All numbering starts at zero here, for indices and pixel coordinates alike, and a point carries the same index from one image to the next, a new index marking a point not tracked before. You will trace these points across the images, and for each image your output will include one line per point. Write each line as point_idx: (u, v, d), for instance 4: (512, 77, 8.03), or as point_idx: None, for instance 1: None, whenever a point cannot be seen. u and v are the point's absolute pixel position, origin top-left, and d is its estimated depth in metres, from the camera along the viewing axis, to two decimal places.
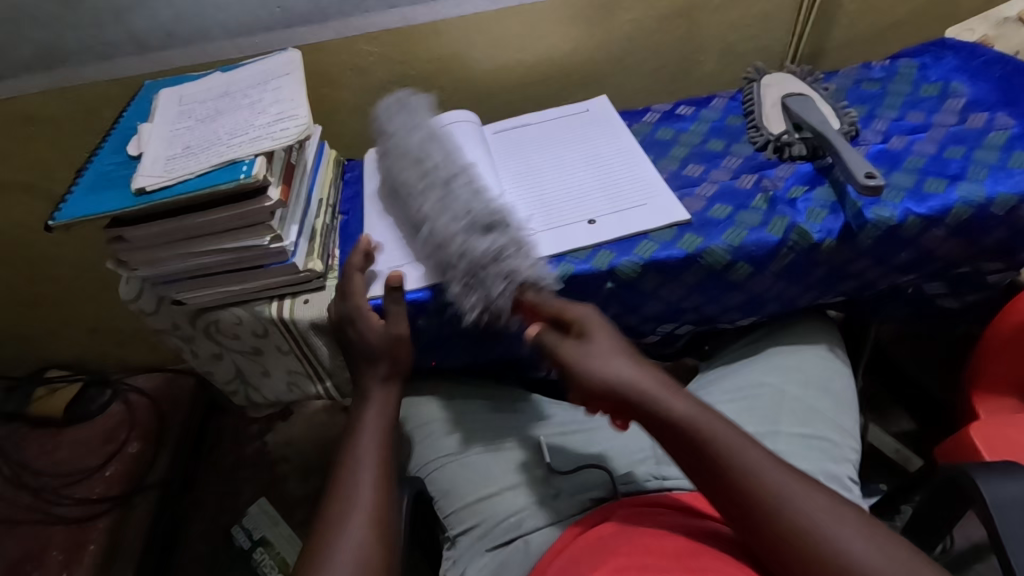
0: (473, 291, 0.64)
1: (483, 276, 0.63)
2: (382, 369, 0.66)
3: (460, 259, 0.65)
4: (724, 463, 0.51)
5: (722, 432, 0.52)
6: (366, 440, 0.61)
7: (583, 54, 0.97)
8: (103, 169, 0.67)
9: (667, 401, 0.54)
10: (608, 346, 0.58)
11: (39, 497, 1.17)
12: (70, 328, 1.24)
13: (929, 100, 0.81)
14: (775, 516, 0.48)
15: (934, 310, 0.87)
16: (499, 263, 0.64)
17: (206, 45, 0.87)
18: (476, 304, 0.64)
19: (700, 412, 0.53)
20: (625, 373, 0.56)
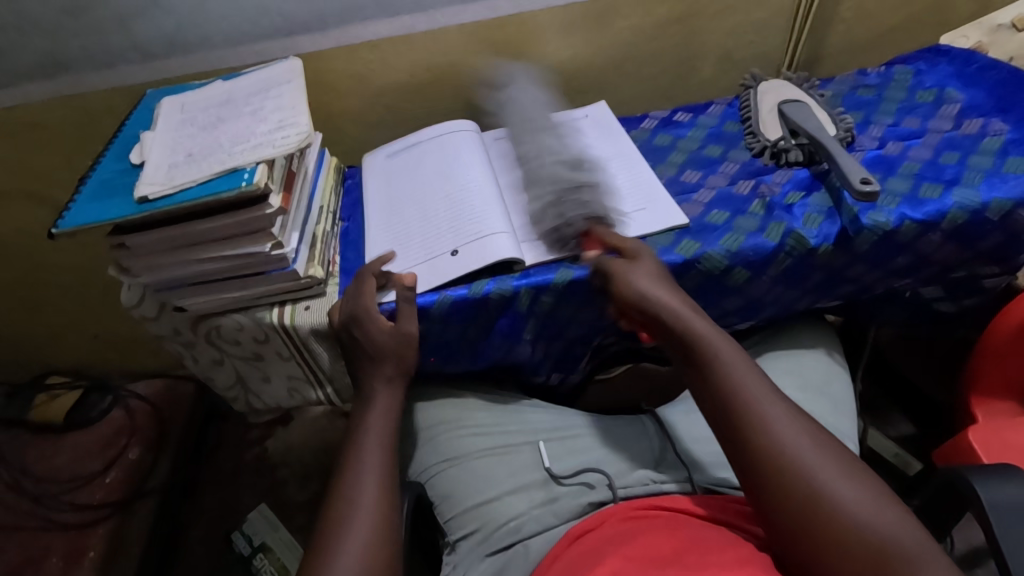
0: (561, 210, 0.72)
1: (569, 202, 0.72)
2: (386, 373, 0.67)
3: (553, 185, 0.75)
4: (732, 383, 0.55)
5: (737, 359, 0.56)
6: (369, 447, 0.62)
7: (581, 61, 0.97)
8: (105, 177, 0.68)
9: (693, 321, 0.59)
10: (654, 272, 0.65)
11: (40, 503, 1.17)
12: (71, 334, 1.25)
13: (924, 106, 0.81)
14: (761, 436, 0.51)
15: (931, 314, 0.87)
16: (580, 194, 0.73)
17: (208, 53, 0.88)
18: (553, 223, 0.71)
19: (720, 335, 0.58)
20: (660, 293, 0.62)
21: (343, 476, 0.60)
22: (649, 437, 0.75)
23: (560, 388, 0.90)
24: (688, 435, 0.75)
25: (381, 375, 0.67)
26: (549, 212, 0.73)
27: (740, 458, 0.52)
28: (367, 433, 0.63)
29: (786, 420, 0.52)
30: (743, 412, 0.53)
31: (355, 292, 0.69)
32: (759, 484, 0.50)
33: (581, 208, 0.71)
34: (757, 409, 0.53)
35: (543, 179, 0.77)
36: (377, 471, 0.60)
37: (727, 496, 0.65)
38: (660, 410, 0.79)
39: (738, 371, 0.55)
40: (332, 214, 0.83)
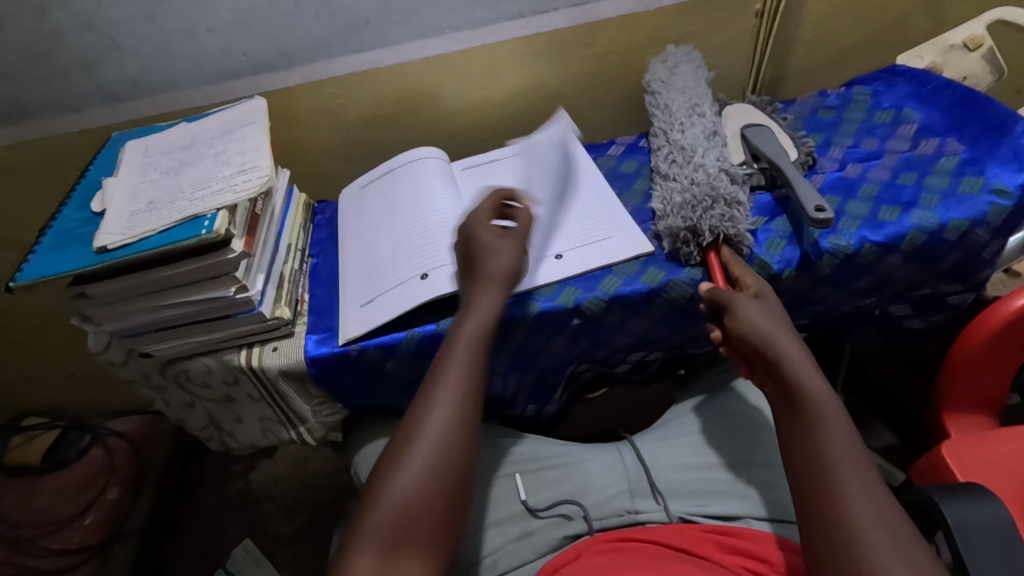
0: (697, 214, 0.71)
1: (706, 211, 0.71)
2: (474, 324, 0.63)
3: (699, 188, 0.73)
4: (830, 451, 0.52)
5: (844, 431, 0.53)
6: (452, 365, 0.61)
7: (549, 88, 0.98)
8: (66, 226, 0.67)
9: (802, 374, 0.57)
10: (776, 316, 0.62)
11: (16, 549, 1.15)
12: (46, 376, 1.23)
13: (882, 126, 0.83)
14: (845, 517, 0.48)
15: (900, 330, 0.88)
16: (727, 208, 0.71)
17: (174, 94, 0.88)
18: (682, 223, 0.71)
19: (831, 397, 0.55)
20: (775, 337, 0.59)
21: (407, 421, 0.58)
22: (625, 464, 0.74)
23: (539, 418, 0.89)
24: (665, 462, 0.74)
25: (478, 319, 0.63)
26: (681, 212, 0.72)
27: (812, 530, 0.50)
28: (445, 376, 0.60)
29: (875, 507, 0.48)
30: (832, 486, 0.50)
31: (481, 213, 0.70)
32: (826, 561, 0.48)
33: (726, 222, 0.70)
34: (849, 484, 0.50)
35: (697, 172, 0.76)
36: (440, 431, 0.57)
37: (700, 525, 0.65)
38: (635, 438, 0.79)
39: (845, 441, 0.53)
40: (301, 251, 0.82)
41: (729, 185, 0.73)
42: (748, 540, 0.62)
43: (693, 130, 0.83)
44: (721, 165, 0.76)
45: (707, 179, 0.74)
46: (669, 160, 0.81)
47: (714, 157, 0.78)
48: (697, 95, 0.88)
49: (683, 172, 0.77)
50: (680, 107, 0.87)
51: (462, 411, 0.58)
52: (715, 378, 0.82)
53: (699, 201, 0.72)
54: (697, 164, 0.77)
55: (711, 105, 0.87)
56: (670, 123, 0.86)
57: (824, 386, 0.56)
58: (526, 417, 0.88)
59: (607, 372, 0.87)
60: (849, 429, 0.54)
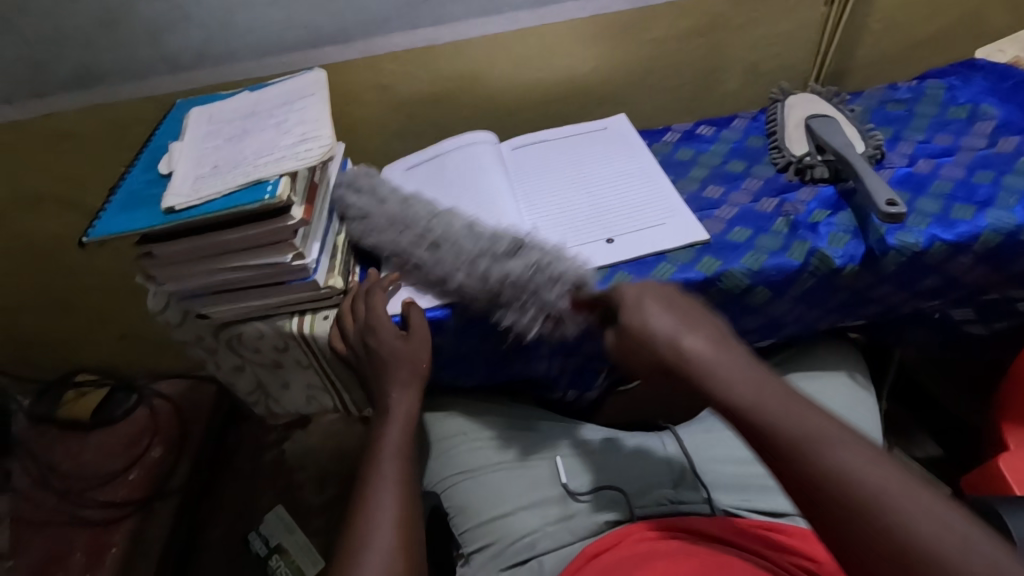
0: (529, 305, 0.63)
1: (535, 293, 0.63)
2: (398, 431, 0.64)
3: (504, 284, 0.64)
4: (782, 428, 0.42)
5: (780, 399, 0.43)
6: (387, 463, 0.61)
7: (604, 72, 0.97)
8: (134, 187, 0.70)
9: (710, 354, 0.47)
10: (660, 299, 0.52)
11: (65, 499, 1.20)
12: (97, 337, 1.27)
13: (957, 122, 0.80)
14: (845, 493, 0.38)
15: (960, 335, 0.85)
16: (541, 274, 0.63)
17: (235, 64, 0.90)
18: (530, 317, 0.63)
19: (747, 374, 0.45)
20: (669, 331, 0.49)
21: (358, 528, 0.56)
22: (669, 455, 0.73)
23: (577, 404, 0.89)
24: (710, 454, 0.73)
25: (398, 427, 0.64)
26: (524, 305, 0.63)
27: (827, 538, 0.39)
28: (383, 481, 0.59)
29: (860, 460, 0.39)
30: (808, 469, 0.40)
31: (381, 303, 0.69)
32: (869, 562, 0.37)
33: (552, 286, 0.62)
34: (822, 453, 0.40)
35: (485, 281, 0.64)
36: (397, 514, 0.57)
37: (747, 520, 0.64)
38: (678, 428, 0.78)
39: (789, 408, 0.42)
40: None
41: (514, 259, 0.64)
42: (792, 535, 0.61)
43: (443, 231, 0.69)
44: (496, 251, 0.66)
45: (492, 270, 0.64)
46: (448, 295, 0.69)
47: (470, 237, 0.68)
48: (376, 223, 0.74)
49: (473, 283, 0.65)
50: (463, 187, 0.79)
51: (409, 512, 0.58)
52: None
53: (521, 295, 0.63)
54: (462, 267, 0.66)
55: (454, 159, 0.83)
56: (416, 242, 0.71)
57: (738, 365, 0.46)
58: (564, 403, 0.88)
59: None
60: (785, 390, 0.45)
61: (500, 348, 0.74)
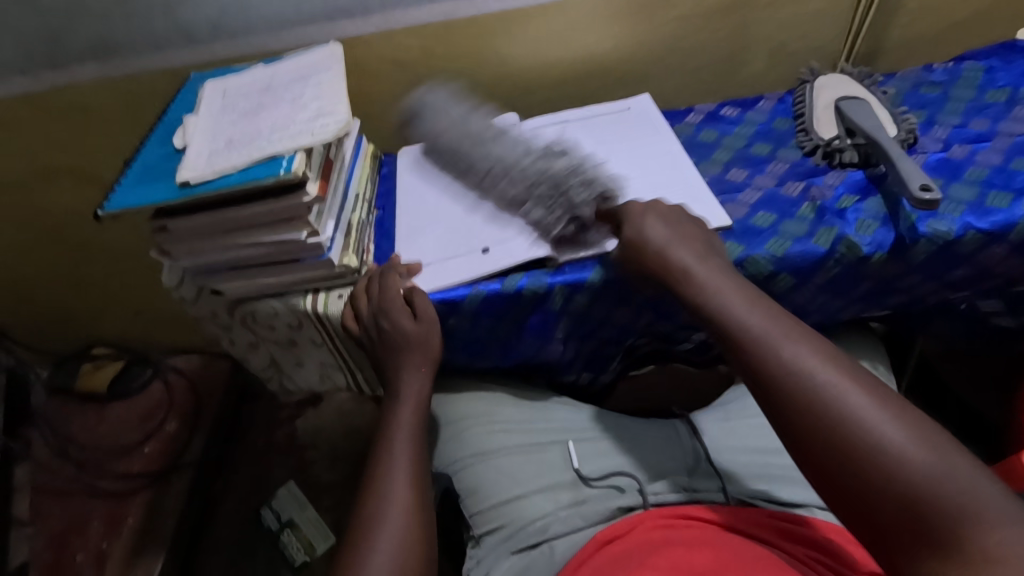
0: (559, 207, 0.68)
1: (568, 192, 0.68)
2: (409, 414, 0.64)
3: (541, 179, 0.70)
4: (745, 320, 0.51)
5: (746, 299, 0.53)
6: (399, 442, 0.61)
7: (625, 51, 0.94)
8: (149, 161, 0.69)
9: (704, 273, 0.56)
10: (665, 214, 0.63)
11: (84, 469, 1.22)
12: (113, 311, 1.28)
13: (995, 106, 0.76)
14: (786, 360, 0.47)
15: (988, 327, 0.82)
16: (573, 180, 0.69)
17: (250, 38, 0.88)
18: (558, 213, 0.68)
19: (715, 280, 0.55)
20: (674, 254, 0.59)
21: (371, 509, 0.55)
22: (683, 443, 0.73)
23: (590, 388, 0.88)
24: (727, 444, 0.72)
25: (410, 409, 0.64)
26: (550, 205, 0.68)
27: (779, 414, 0.46)
28: (394, 462, 0.59)
29: (826, 361, 0.46)
30: (775, 367, 0.47)
31: (391, 285, 0.68)
32: (816, 436, 0.43)
33: (581, 190, 0.68)
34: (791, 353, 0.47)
35: (532, 172, 0.71)
36: (407, 498, 0.56)
37: (762, 510, 0.62)
38: (694, 415, 0.77)
39: (751, 307, 0.52)
40: (368, 202, 0.82)
41: (557, 163, 0.72)
42: (819, 531, 0.60)
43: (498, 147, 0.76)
44: (543, 153, 0.74)
45: (539, 165, 0.72)
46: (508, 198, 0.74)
47: (524, 146, 0.76)
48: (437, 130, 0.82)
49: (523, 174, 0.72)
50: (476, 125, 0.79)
51: (419, 493, 0.58)
52: None
53: (556, 184, 0.69)
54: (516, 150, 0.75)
55: (481, 119, 0.83)
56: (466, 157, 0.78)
57: (711, 270, 0.57)
58: (578, 387, 0.87)
59: (666, 348, 0.85)
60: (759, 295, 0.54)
61: (516, 331, 0.73)
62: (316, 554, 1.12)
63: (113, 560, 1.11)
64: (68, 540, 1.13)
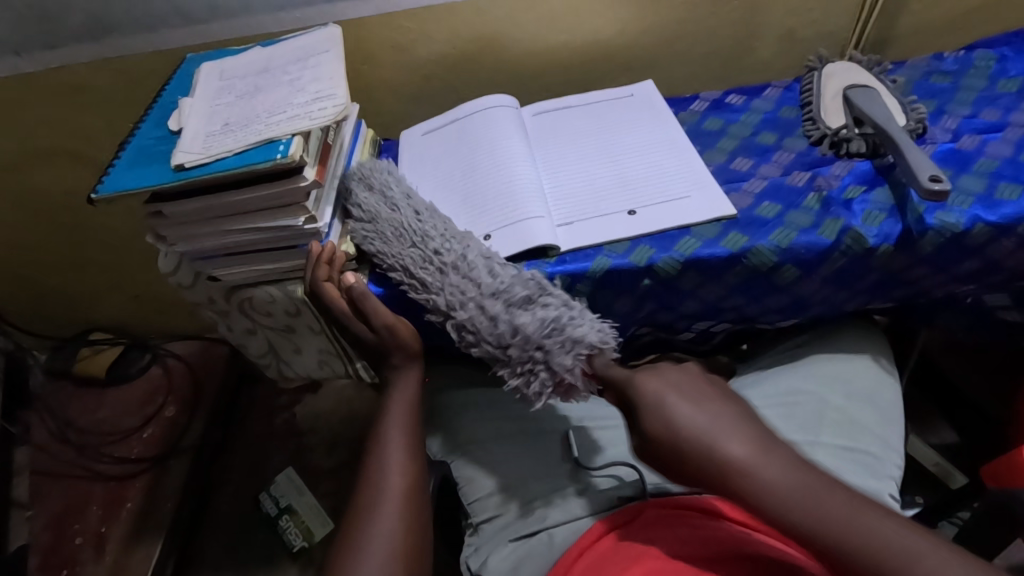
0: (539, 369, 0.59)
1: (548, 354, 0.59)
2: (403, 399, 0.62)
3: (512, 342, 0.60)
4: (843, 536, 0.43)
5: (823, 493, 0.45)
6: (393, 428, 0.59)
7: (631, 36, 0.92)
8: (144, 143, 0.68)
9: (768, 473, 0.47)
10: (687, 392, 0.52)
11: (83, 454, 1.22)
12: (111, 296, 1.27)
13: (1006, 96, 0.75)
14: None
15: (993, 321, 0.81)
16: (554, 360, 0.58)
17: (249, 19, 0.86)
18: (533, 382, 0.60)
19: (785, 475, 0.46)
20: (715, 444, 0.48)
21: (365, 499, 0.54)
22: None
23: None
24: None
25: (403, 395, 0.62)
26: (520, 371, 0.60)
27: None
28: (388, 450, 0.57)
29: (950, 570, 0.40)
30: None
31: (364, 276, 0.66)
32: None
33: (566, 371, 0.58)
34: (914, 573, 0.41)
35: (497, 329, 0.60)
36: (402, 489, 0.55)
37: None
38: None
39: (836, 517, 0.44)
40: None
41: (524, 321, 0.59)
42: None
43: (446, 286, 0.62)
44: (510, 298, 0.61)
45: (505, 325, 0.59)
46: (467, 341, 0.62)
47: (473, 297, 0.61)
48: (391, 201, 0.69)
49: (486, 332, 0.60)
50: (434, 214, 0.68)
51: (414, 481, 0.56)
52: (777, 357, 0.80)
53: (517, 346, 0.59)
54: (463, 304, 0.61)
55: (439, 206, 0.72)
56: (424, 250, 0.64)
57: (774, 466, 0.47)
58: None
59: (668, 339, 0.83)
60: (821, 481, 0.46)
61: None
62: (315, 539, 1.12)
63: (112, 544, 1.12)
64: (67, 523, 1.14)
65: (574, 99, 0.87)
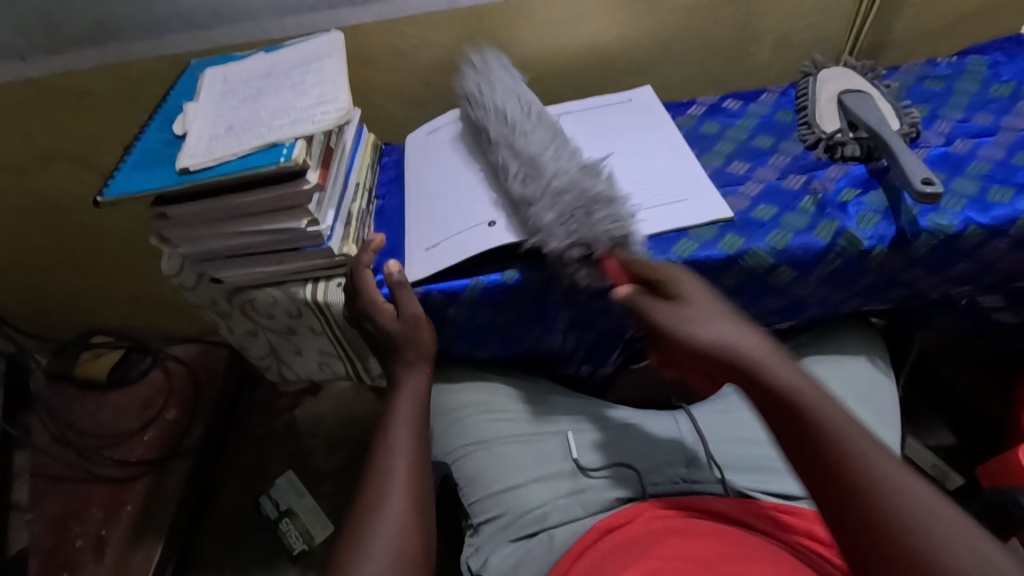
0: (576, 226, 0.61)
1: (588, 216, 0.60)
2: (410, 398, 0.62)
3: (568, 188, 0.62)
4: (814, 414, 0.44)
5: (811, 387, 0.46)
6: (398, 428, 0.60)
7: (629, 42, 0.94)
8: (149, 147, 0.69)
9: (757, 350, 0.48)
10: (699, 287, 0.55)
11: (83, 456, 1.23)
12: (113, 299, 1.28)
13: (999, 101, 0.76)
14: (868, 476, 0.41)
15: (988, 322, 0.82)
16: (603, 212, 0.60)
17: (252, 25, 0.88)
18: (567, 238, 0.61)
19: (773, 358, 0.48)
20: (742, 335, 0.49)
21: (371, 495, 0.55)
22: (682, 434, 0.72)
23: (590, 380, 0.88)
24: (725, 435, 0.72)
25: (410, 395, 0.63)
26: (561, 217, 0.61)
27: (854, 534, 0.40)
28: (395, 448, 0.58)
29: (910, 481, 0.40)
30: (849, 468, 0.41)
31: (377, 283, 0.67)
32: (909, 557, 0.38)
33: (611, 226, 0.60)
34: (888, 484, 0.40)
35: (561, 182, 0.63)
36: (407, 486, 0.56)
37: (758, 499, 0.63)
38: (693, 408, 0.77)
39: (817, 401, 0.45)
40: (368, 191, 0.81)
41: (598, 185, 0.63)
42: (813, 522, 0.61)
43: (526, 141, 0.68)
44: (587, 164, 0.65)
45: (561, 179, 0.63)
46: (521, 180, 0.66)
47: (565, 156, 0.66)
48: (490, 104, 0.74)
49: (547, 176, 0.64)
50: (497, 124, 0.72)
51: (419, 478, 0.57)
52: None
53: (560, 200, 0.62)
54: (555, 157, 0.66)
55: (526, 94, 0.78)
56: (510, 127, 0.71)
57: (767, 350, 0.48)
58: (579, 378, 0.87)
59: None
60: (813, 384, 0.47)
61: (516, 322, 0.74)
62: (315, 542, 1.13)
63: (112, 547, 1.12)
64: (67, 526, 1.14)
65: (573, 104, 0.88)
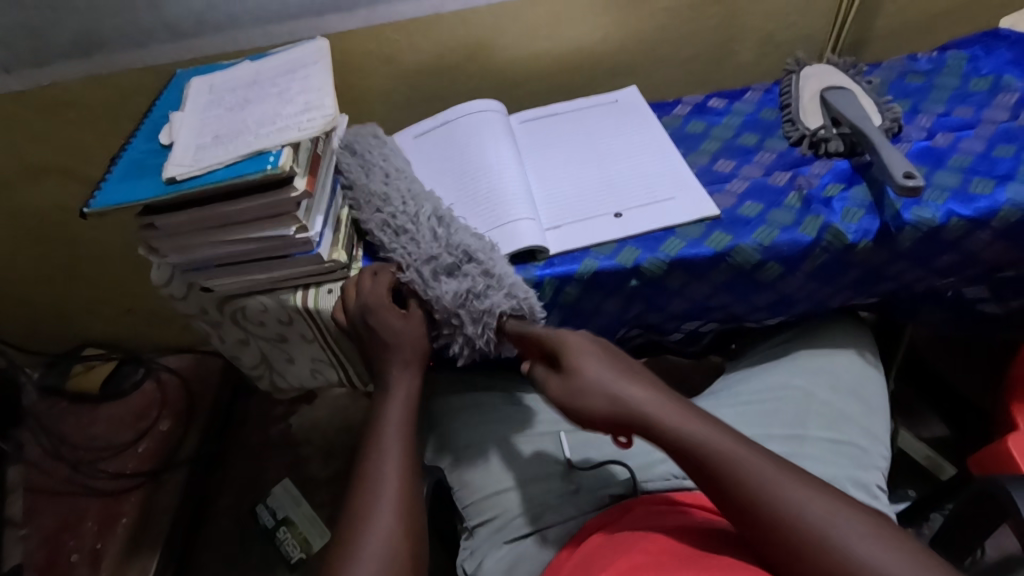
0: (476, 298, 0.65)
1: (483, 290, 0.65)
2: (399, 402, 0.63)
3: (461, 264, 0.66)
4: (729, 471, 0.50)
5: (714, 436, 0.51)
6: (389, 434, 0.60)
7: (614, 43, 0.94)
8: (135, 157, 0.69)
9: (664, 417, 0.53)
10: (597, 350, 0.57)
11: (77, 470, 1.22)
12: (104, 311, 1.27)
13: (979, 94, 0.77)
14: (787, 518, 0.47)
15: (974, 313, 0.83)
16: (492, 290, 0.65)
17: (237, 33, 0.88)
18: (470, 315, 0.65)
19: (689, 426, 0.52)
20: (629, 389, 0.54)
21: (360, 501, 0.55)
22: None
23: None
24: None
25: (399, 399, 0.63)
26: (460, 291, 0.66)
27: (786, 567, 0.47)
28: (384, 453, 0.58)
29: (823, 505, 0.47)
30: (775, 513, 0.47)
31: (367, 284, 0.67)
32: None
33: (499, 304, 0.64)
34: (798, 515, 0.47)
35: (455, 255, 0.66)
36: (397, 491, 0.56)
37: None
38: None
39: (726, 456, 0.50)
40: None
41: (481, 256, 0.65)
42: None
43: (435, 197, 0.70)
44: (478, 226, 0.67)
45: (461, 247, 0.66)
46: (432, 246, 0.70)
47: (456, 214, 0.68)
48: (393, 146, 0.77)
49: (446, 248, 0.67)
50: None
51: (409, 482, 0.57)
52: (763, 354, 0.81)
53: (454, 271, 0.67)
54: (444, 216, 0.69)
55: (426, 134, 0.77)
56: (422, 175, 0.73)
57: (677, 419, 0.53)
58: None
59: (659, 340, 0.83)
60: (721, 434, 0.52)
61: None
62: (313, 550, 1.12)
63: (108, 560, 1.11)
64: (62, 540, 1.14)
65: (561, 106, 0.89)
